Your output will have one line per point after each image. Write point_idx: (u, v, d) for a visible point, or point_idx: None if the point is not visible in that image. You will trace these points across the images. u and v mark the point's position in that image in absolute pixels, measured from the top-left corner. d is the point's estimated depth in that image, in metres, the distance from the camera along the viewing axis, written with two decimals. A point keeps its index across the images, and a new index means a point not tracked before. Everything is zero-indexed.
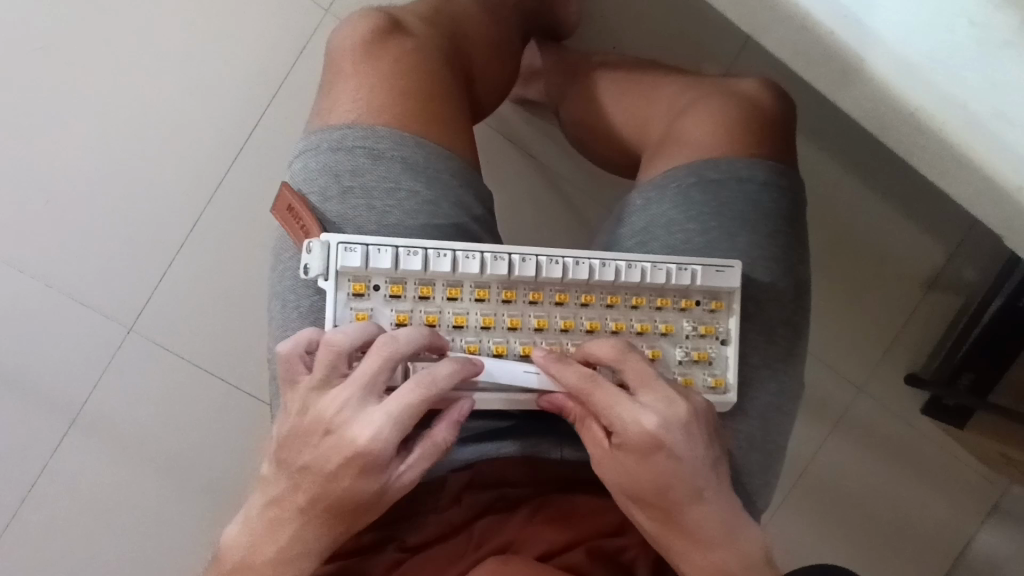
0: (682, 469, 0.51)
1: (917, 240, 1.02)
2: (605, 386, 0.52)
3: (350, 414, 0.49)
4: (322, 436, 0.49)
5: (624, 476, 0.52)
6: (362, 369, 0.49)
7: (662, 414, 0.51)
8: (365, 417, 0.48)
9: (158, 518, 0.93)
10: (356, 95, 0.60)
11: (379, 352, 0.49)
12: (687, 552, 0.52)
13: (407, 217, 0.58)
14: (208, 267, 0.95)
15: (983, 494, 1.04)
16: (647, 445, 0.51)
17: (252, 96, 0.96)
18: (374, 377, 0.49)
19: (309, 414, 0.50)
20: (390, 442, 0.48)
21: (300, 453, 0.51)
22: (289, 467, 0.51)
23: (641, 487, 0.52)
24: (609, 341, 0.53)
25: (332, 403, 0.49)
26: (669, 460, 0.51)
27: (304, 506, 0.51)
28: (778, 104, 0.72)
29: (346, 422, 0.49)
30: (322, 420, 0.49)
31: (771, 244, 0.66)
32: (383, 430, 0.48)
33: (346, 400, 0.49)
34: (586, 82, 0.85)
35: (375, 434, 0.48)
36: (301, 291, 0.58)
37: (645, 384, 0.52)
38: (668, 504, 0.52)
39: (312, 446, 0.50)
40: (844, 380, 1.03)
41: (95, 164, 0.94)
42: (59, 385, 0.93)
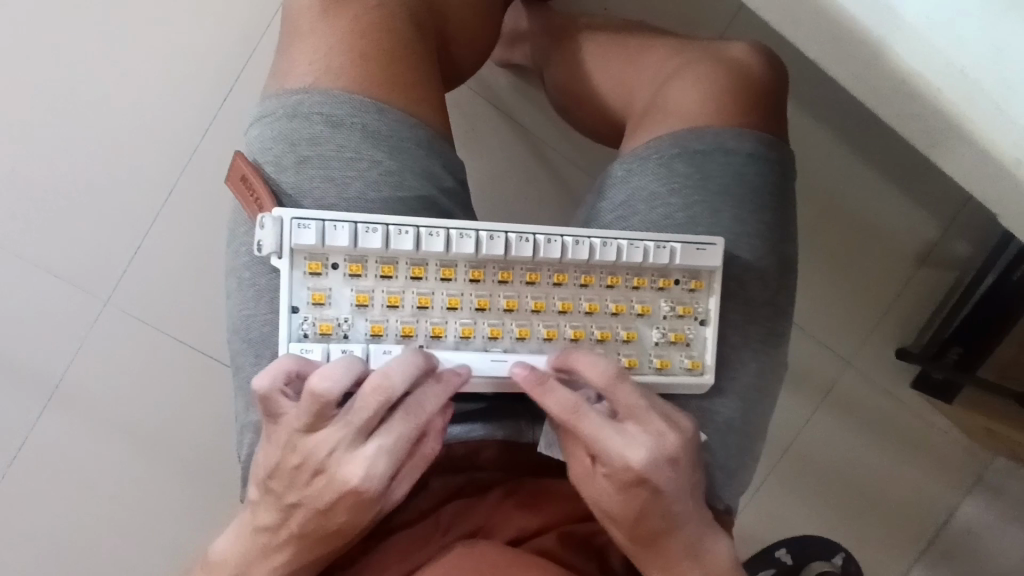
0: (663, 500, 0.49)
1: (911, 214, 0.99)
2: (591, 416, 0.48)
3: (341, 457, 0.47)
4: (310, 476, 0.47)
5: (600, 501, 0.50)
6: (356, 411, 0.46)
7: (652, 449, 0.48)
8: (356, 457, 0.46)
9: (137, 494, 0.92)
10: (314, 57, 0.56)
11: (374, 394, 0.46)
12: (654, 563, 0.51)
13: (369, 191, 0.55)
14: (179, 239, 0.91)
15: (966, 468, 1.03)
16: (630, 480, 0.48)
17: (223, 59, 0.91)
18: (368, 417, 0.46)
19: (297, 453, 0.47)
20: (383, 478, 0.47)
21: (291, 488, 0.48)
22: (280, 500, 0.49)
23: (617, 514, 0.49)
24: (601, 363, 0.49)
25: (323, 444, 0.46)
26: (649, 494, 0.49)
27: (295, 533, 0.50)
28: (769, 71, 0.68)
29: (337, 463, 0.47)
30: (313, 460, 0.47)
31: (757, 219, 0.63)
32: (374, 469, 0.46)
33: (336, 443, 0.46)
34: (570, 45, 0.80)
35: (367, 474, 0.46)
36: (258, 268, 0.55)
37: (633, 413, 0.49)
38: (644, 529, 0.50)
39: (303, 484, 0.48)
40: (830, 356, 1.02)
41: (57, 130, 0.90)
42: (30, 360, 0.90)
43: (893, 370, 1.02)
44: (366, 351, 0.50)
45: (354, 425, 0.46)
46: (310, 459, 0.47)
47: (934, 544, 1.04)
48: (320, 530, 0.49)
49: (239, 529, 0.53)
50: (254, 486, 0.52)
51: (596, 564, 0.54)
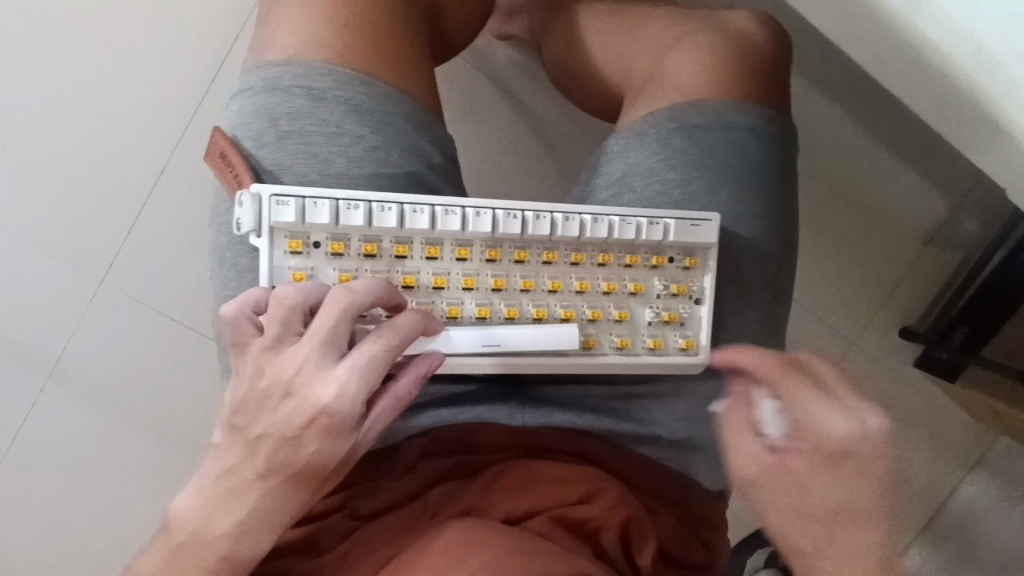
0: None
1: (916, 190, 0.97)
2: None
3: (320, 377, 0.44)
4: (281, 399, 0.45)
5: None
6: (361, 352, 0.44)
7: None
8: (331, 384, 0.44)
9: (135, 477, 0.91)
10: (296, 26, 0.54)
11: (384, 337, 0.44)
12: None
13: (352, 166, 0.53)
14: (177, 218, 0.90)
15: (970, 448, 1.02)
16: None
17: (216, 32, 0.88)
18: (334, 332, 0.44)
19: (266, 375, 0.46)
20: (358, 399, 0.44)
21: (257, 419, 0.47)
22: (245, 435, 0.47)
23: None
24: (709, 340, 0.50)
25: (289, 361, 0.45)
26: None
27: (263, 471, 0.47)
28: (773, 41, 0.66)
29: (308, 383, 0.44)
30: (282, 379, 0.45)
31: (758, 196, 0.61)
32: (347, 389, 0.43)
33: (305, 358, 0.44)
34: (569, 15, 0.78)
35: (340, 393, 0.43)
36: (239, 247, 0.53)
37: None
38: None
39: (269, 410, 0.46)
40: (833, 335, 1.00)
41: (50, 107, 0.88)
42: (32, 338, 0.90)
43: (898, 351, 1.01)
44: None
45: (330, 352, 0.44)
46: (300, 383, 0.44)
47: (935, 522, 1.02)
48: (283, 472, 0.46)
49: (200, 486, 0.49)
50: (223, 430, 0.50)
51: (588, 549, 0.52)
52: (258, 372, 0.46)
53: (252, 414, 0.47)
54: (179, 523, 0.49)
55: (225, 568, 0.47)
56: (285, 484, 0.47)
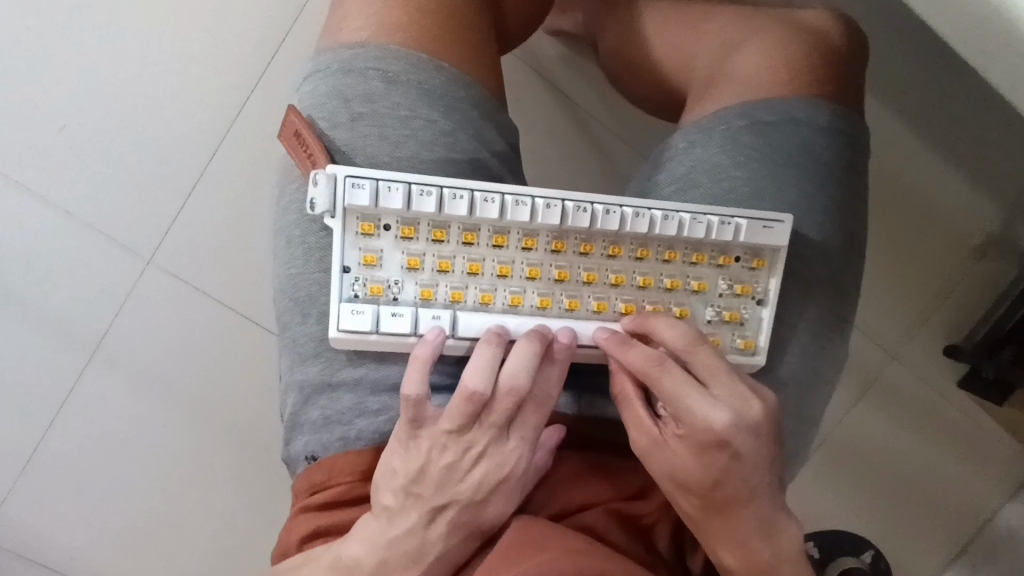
0: (743, 467, 0.48)
1: (975, 201, 0.94)
2: (674, 372, 0.48)
3: (505, 449, 0.50)
4: (466, 472, 0.50)
5: (672, 467, 0.48)
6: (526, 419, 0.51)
7: (734, 410, 0.47)
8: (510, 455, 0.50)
9: (180, 456, 0.94)
10: (370, 8, 0.54)
11: (544, 405, 0.51)
12: (721, 540, 0.49)
13: (421, 149, 0.53)
14: (229, 200, 0.92)
15: (1016, 471, 0.99)
16: (710, 439, 0.47)
17: (275, 16, 0.90)
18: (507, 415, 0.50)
19: (448, 454, 0.50)
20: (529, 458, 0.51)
21: (438, 487, 0.50)
22: (428, 500, 0.50)
23: (692, 477, 0.48)
24: (681, 326, 0.49)
25: (475, 441, 0.50)
26: (728, 460, 0.47)
27: (443, 532, 0.50)
28: (847, 37, 0.64)
29: (494, 453, 0.50)
30: (465, 456, 0.50)
31: (825, 197, 0.60)
32: (522, 455, 0.51)
33: (485, 441, 0.50)
34: (630, 7, 0.76)
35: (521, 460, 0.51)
36: (308, 226, 0.54)
37: (715, 377, 0.48)
38: (721, 498, 0.48)
39: (454, 481, 0.50)
40: (878, 349, 0.98)
41: (107, 85, 0.90)
42: (79, 314, 0.91)
43: (950, 367, 0.98)
44: (376, 314, 0.49)
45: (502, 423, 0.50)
46: None
47: (970, 547, 1.00)
48: None
49: None
50: None
51: (643, 545, 0.52)
52: (437, 450, 0.50)
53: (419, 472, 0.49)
54: None
55: None
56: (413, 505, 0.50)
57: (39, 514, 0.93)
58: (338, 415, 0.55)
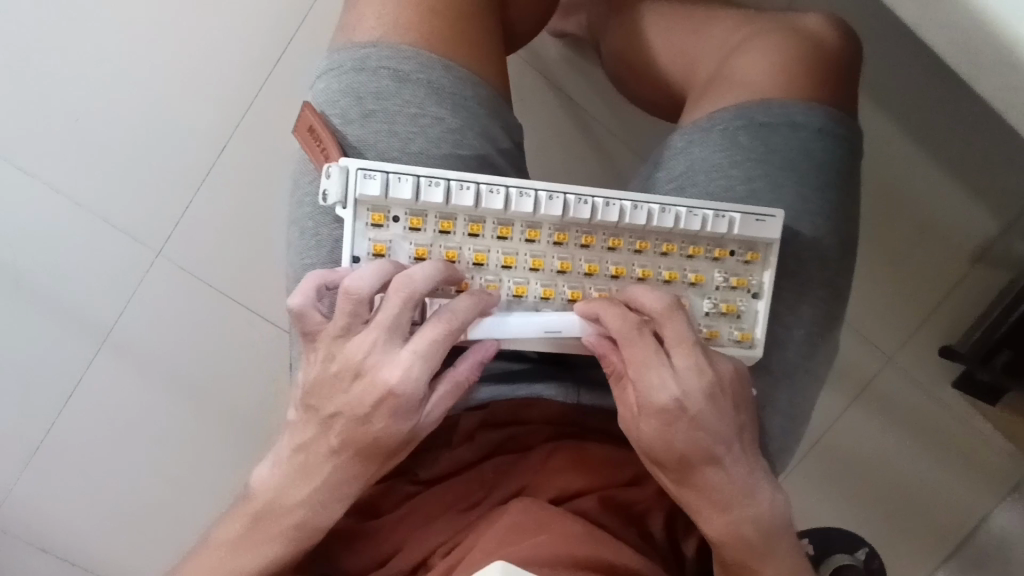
0: (706, 436, 0.50)
1: (969, 204, 0.96)
2: (647, 340, 0.50)
3: (392, 357, 0.48)
4: (351, 381, 0.49)
5: (642, 439, 0.51)
6: (422, 335, 0.48)
7: (691, 381, 0.49)
8: (397, 367, 0.48)
9: (186, 444, 0.96)
10: (383, 10, 0.57)
11: (442, 321, 0.48)
12: (703, 512, 0.51)
13: (430, 146, 0.56)
14: (239, 194, 0.94)
15: (1008, 472, 1.01)
16: (669, 410, 0.49)
17: (287, 16, 0.92)
18: (398, 320, 0.48)
19: (337, 359, 0.50)
20: (421, 380, 0.48)
21: (329, 399, 0.50)
22: (319, 413, 0.51)
23: (659, 448, 0.50)
24: (658, 293, 0.51)
25: (358, 346, 0.48)
26: (690, 429, 0.49)
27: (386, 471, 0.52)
28: (842, 42, 0.66)
29: (377, 364, 0.48)
30: (352, 363, 0.49)
31: (819, 197, 0.62)
32: (411, 371, 0.48)
33: (371, 345, 0.48)
34: (633, 11, 0.79)
35: (404, 376, 0.48)
36: (320, 219, 0.57)
37: (682, 346, 0.50)
38: (690, 468, 0.50)
39: (340, 391, 0.49)
40: (872, 348, 1.00)
41: (120, 81, 0.92)
42: (91, 305, 0.94)
43: (943, 368, 1.00)
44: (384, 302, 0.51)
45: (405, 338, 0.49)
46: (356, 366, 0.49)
47: (966, 545, 1.01)
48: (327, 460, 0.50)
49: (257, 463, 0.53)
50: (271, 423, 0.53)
51: (635, 531, 0.55)
52: (329, 358, 0.50)
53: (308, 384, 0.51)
54: None
55: (290, 532, 0.51)
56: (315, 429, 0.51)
57: (47, 499, 0.95)
58: None
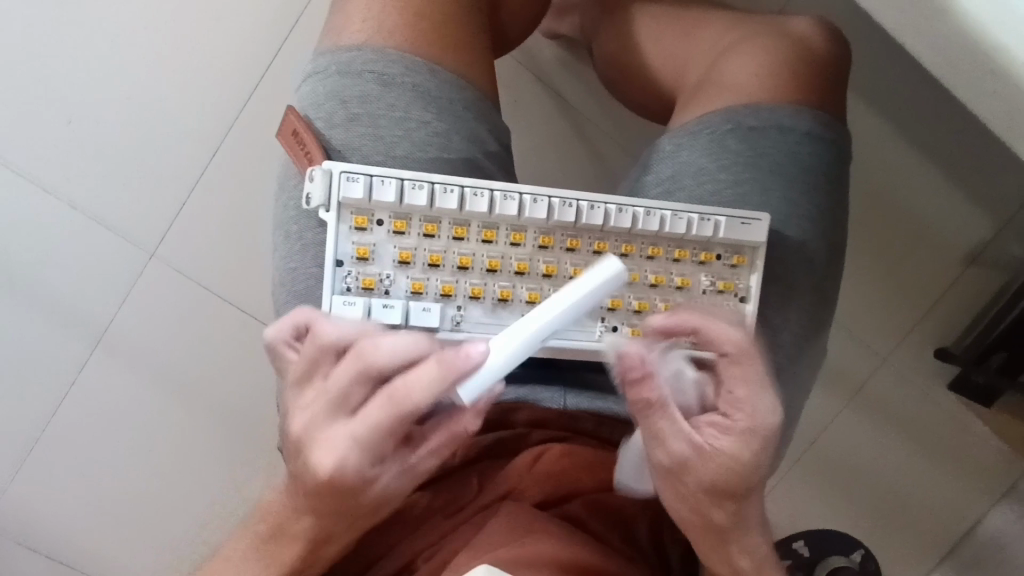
0: (760, 468, 0.48)
1: (961, 206, 0.96)
2: (742, 371, 0.47)
3: (329, 436, 0.43)
4: (296, 449, 0.45)
5: (709, 478, 0.47)
6: (366, 416, 0.42)
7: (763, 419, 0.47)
8: (332, 450, 0.43)
9: (177, 445, 0.96)
10: (369, 13, 0.56)
11: (388, 401, 0.41)
12: (734, 535, 0.50)
13: (415, 149, 0.55)
14: (232, 196, 0.94)
15: (1002, 475, 1.00)
16: (742, 446, 0.47)
17: (279, 17, 0.92)
18: (345, 394, 0.43)
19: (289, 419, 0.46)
20: (359, 467, 0.43)
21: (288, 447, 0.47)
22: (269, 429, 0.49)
23: (724, 483, 0.47)
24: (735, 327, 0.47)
25: (303, 414, 0.44)
26: (756, 462, 0.47)
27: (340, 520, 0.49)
28: (831, 45, 0.66)
29: (314, 440, 0.44)
30: (294, 432, 0.45)
31: (807, 200, 0.62)
32: (347, 457, 0.42)
33: (312, 419, 0.44)
34: (625, 13, 0.78)
35: (337, 463, 0.42)
36: (305, 222, 0.56)
37: (750, 386, 0.47)
38: (737, 497, 0.48)
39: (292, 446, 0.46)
40: (865, 350, 0.99)
41: (113, 81, 0.92)
42: (83, 307, 0.93)
43: (936, 370, 0.99)
44: (368, 305, 0.51)
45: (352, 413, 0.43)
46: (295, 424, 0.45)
47: (959, 548, 1.01)
48: None
49: None
50: None
51: (621, 535, 0.55)
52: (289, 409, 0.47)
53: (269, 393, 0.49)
54: None
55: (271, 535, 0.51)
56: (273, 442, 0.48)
57: (40, 499, 0.95)
58: None
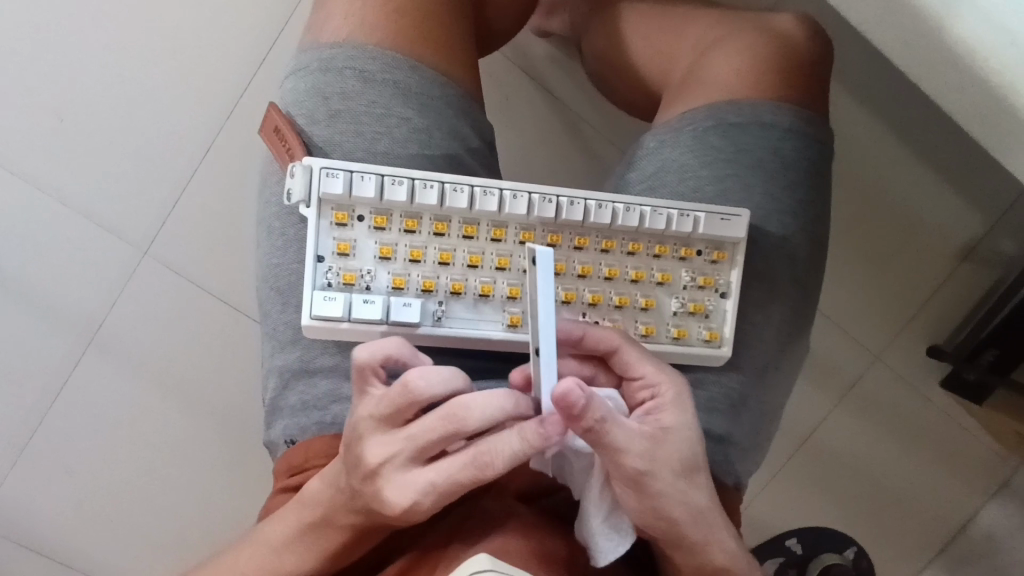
0: (698, 430, 0.48)
1: (949, 204, 0.96)
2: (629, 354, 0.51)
3: (405, 476, 0.44)
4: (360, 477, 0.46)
5: (672, 452, 0.46)
6: (449, 469, 0.44)
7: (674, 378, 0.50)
8: (407, 491, 0.44)
9: (171, 441, 0.96)
10: (350, 11, 0.57)
11: (477, 464, 0.43)
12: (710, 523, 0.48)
13: (397, 146, 0.56)
14: (223, 193, 0.94)
15: (992, 470, 1.01)
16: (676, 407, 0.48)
17: (269, 16, 0.92)
18: (433, 445, 0.44)
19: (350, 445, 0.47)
20: (426, 513, 0.45)
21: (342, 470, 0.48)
22: None
23: (682, 454, 0.46)
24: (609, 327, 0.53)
25: (379, 449, 0.45)
26: (691, 424, 0.48)
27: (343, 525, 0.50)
28: (814, 42, 0.66)
29: (386, 474, 0.45)
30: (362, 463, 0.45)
31: (789, 196, 0.62)
32: (421, 502, 0.44)
33: (391, 457, 0.45)
34: (611, 11, 0.79)
35: (412, 507, 0.44)
36: (288, 218, 0.57)
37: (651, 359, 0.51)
38: (696, 471, 0.47)
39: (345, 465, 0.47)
40: (854, 347, 1.00)
41: (105, 80, 0.92)
42: (76, 306, 0.94)
43: (924, 366, 1.00)
44: (348, 301, 0.51)
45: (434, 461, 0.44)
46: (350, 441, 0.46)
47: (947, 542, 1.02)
48: None
49: None
50: None
51: None
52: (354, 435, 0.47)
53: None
54: None
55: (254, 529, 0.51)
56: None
57: (35, 497, 0.96)
58: (314, 400, 0.57)
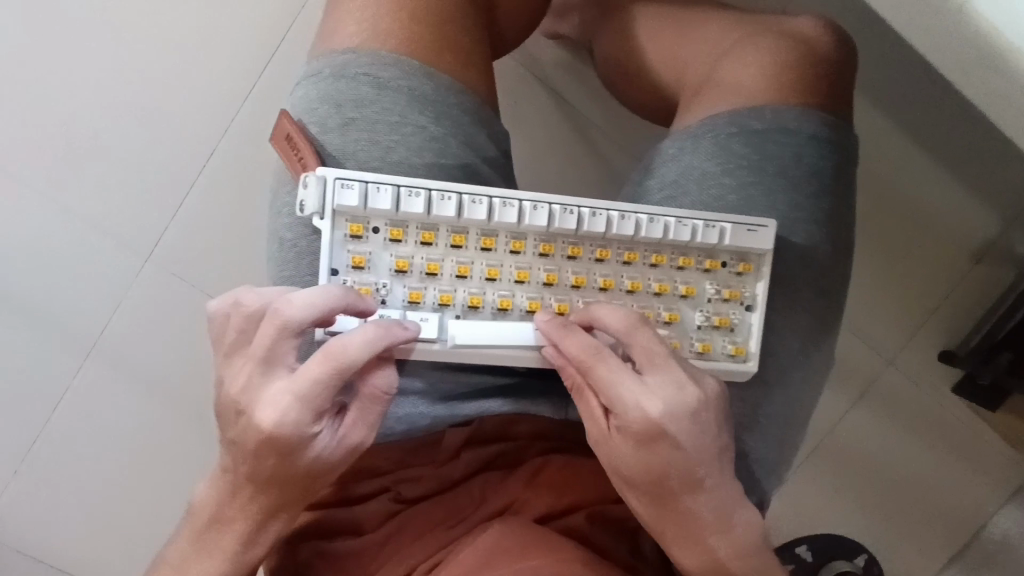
0: (683, 456, 0.48)
1: (967, 209, 0.94)
2: (612, 360, 0.48)
3: (268, 392, 0.46)
4: (238, 414, 0.48)
5: (622, 461, 0.49)
6: (308, 371, 0.45)
7: (669, 400, 0.47)
8: (273, 404, 0.46)
9: (175, 451, 0.94)
10: (363, 15, 0.55)
11: (328, 359, 0.45)
12: (681, 534, 0.50)
13: (412, 154, 0.54)
14: (228, 199, 0.92)
15: (1010, 478, 0.99)
16: (648, 431, 0.47)
17: (274, 19, 0.90)
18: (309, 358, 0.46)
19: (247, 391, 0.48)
20: (299, 422, 0.46)
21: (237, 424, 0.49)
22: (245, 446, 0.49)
23: (634, 468, 0.49)
24: (620, 309, 0.49)
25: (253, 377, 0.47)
26: (669, 449, 0.48)
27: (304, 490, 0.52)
28: (836, 45, 0.64)
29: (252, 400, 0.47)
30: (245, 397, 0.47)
31: (812, 204, 0.60)
32: (287, 412, 0.46)
33: (283, 376, 0.47)
34: (625, 14, 0.77)
35: (279, 416, 0.46)
36: (299, 229, 0.55)
37: (653, 364, 0.48)
38: (664, 490, 0.49)
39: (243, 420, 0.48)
40: (870, 355, 0.98)
41: (107, 84, 0.90)
42: (78, 314, 0.92)
43: (942, 374, 0.98)
44: (363, 316, 0.49)
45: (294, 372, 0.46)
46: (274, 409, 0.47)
47: (965, 551, 1.00)
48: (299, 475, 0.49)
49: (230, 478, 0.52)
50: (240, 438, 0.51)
51: (627, 547, 0.55)
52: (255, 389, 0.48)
53: (250, 400, 0.47)
54: (208, 505, 0.52)
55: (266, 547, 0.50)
56: (262, 448, 0.47)
57: (36, 509, 0.94)
58: None
